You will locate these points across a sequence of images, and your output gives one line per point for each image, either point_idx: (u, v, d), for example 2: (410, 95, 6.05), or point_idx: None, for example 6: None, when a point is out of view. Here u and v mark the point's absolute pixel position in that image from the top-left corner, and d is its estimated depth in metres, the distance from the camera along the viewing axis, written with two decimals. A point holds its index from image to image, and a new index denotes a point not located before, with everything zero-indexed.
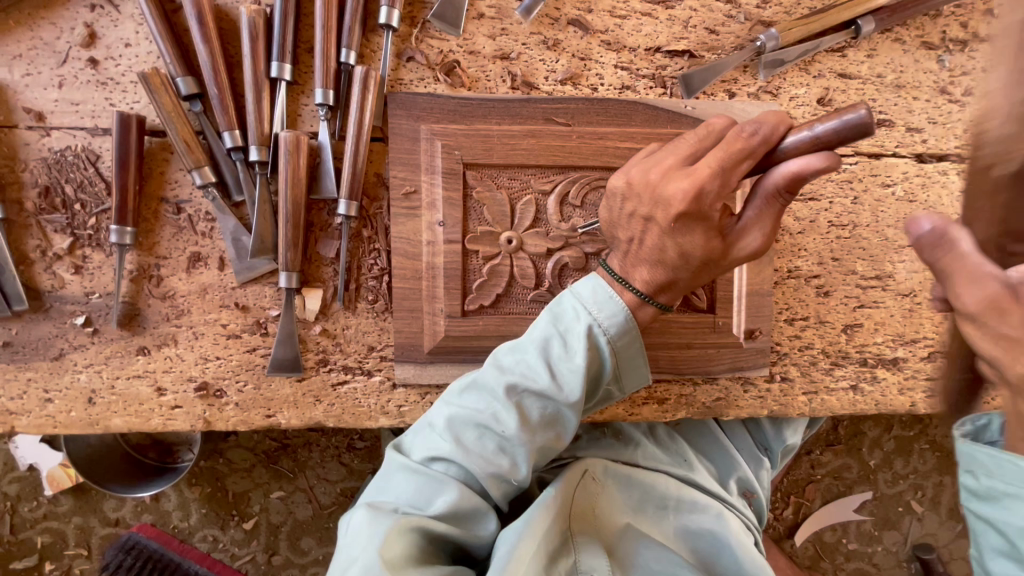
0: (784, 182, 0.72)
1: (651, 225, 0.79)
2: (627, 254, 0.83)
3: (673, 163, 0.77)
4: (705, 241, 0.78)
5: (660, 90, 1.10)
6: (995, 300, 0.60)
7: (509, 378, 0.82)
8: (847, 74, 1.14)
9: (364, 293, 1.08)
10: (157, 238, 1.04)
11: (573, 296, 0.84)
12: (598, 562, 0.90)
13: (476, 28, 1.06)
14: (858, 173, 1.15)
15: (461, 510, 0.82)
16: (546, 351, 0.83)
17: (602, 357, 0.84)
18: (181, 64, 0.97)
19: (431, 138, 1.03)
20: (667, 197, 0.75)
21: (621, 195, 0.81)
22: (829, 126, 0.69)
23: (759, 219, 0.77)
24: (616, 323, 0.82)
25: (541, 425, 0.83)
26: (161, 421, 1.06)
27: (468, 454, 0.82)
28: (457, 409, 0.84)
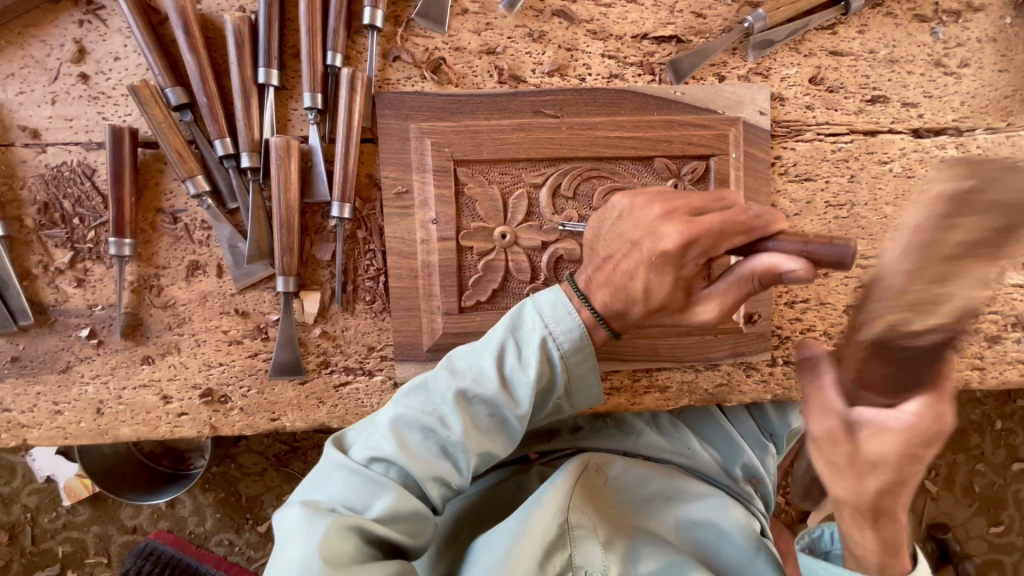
0: (760, 272, 0.77)
1: (635, 251, 0.82)
2: (600, 270, 0.87)
3: (677, 207, 0.81)
4: (671, 287, 0.81)
5: (648, 77, 1.09)
6: (831, 431, 0.79)
7: (461, 383, 0.84)
8: (839, 51, 1.12)
9: (361, 294, 1.08)
10: (155, 248, 1.05)
11: (532, 307, 0.87)
12: (594, 557, 0.93)
13: (461, 23, 1.06)
14: (854, 151, 1.14)
15: (401, 513, 0.81)
16: (499, 358, 0.85)
17: (554, 369, 0.86)
18: (170, 74, 0.98)
19: (420, 136, 1.03)
20: (660, 234, 0.79)
21: (619, 215, 0.85)
22: (821, 246, 0.73)
23: (723, 295, 0.82)
24: (571, 338, 0.84)
25: (486, 431, 0.85)
26: (169, 428, 1.08)
27: (412, 456, 0.82)
28: (404, 409, 0.85)
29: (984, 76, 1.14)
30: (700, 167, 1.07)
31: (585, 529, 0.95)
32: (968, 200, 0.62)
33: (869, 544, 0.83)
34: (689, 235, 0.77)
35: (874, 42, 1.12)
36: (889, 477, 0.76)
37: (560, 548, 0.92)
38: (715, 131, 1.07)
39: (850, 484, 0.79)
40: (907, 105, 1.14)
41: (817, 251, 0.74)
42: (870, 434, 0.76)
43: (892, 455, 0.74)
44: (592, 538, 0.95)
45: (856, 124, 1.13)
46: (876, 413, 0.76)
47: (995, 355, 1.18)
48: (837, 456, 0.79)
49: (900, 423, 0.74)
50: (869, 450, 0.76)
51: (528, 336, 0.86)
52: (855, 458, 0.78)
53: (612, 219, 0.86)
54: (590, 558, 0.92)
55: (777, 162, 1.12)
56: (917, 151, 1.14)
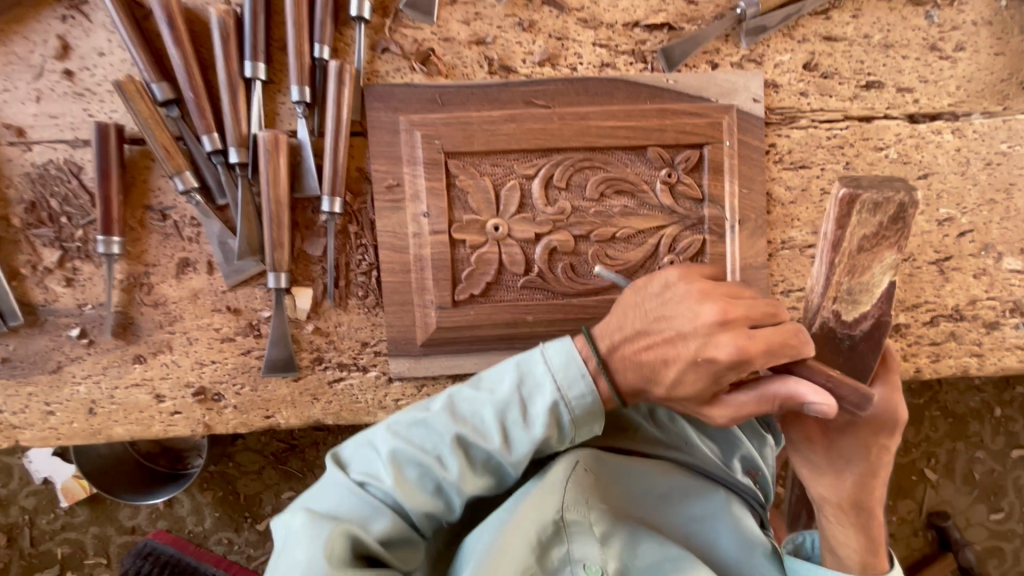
0: (784, 397, 0.76)
1: (675, 345, 0.79)
2: (628, 341, 0.83)
3: (734, 317, 0.77)
4: (704, 384, 0.78)
5: (640, 65, 1.08)
6: (808, 434, 0.87)
7: (463, 430, 0.81)
8: (833, 36, 1.11)
9: (354, 289, 1.07)
10: (145, 246, 1.04)
11: (545, 360, 0.83)
12: (590, 550, 0.94)
13: (450, 14, 1.05)
14: (849, 138, 1.13)
15: (393, 538, 0.80)
16: (505, 409, 0.81)
17: (560, 430, 0.83)
18: (155, 69, 0.97)
19: (410, 128, 1.02)
20: (715, 340, 0.76)
21: (664, 299, 0.83)
22: (845, 386, 0.75)
23: (740, 407, 0.79)
24: (582, 402, 0.81)
25: (482, 480, 0.83)
26: (162, 427, 1.07)
27: (406, 493, 0.79)
28: (403, 445, 0.81)
29: (980, 59, 1.13)
30: (694, 156, 1.06)
31: (581, 524, 0.96)
32: (857, 196, 0.69)
33: (851, 542, 0.88)
34: (744, 351, 0.75)
35: (869, 27, 1.11)
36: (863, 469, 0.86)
37: (557, 542, 0.93)
38: (708, 119, 1.06)
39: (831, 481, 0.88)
40: (902, 90, 1.12)
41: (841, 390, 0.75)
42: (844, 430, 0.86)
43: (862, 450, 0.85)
44: (588, 534, 0.95)
45: (851, 110, 1.12)
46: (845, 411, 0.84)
47: (993, 341, 1.18)
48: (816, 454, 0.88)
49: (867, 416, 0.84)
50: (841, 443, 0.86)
51: (538, 392, 0.82)
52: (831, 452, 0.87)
53: (655, 299, 0.84)
54: (586, 552, 0.94)
55: (772, 150, 1.11)
56: (913, 136, 1.13)
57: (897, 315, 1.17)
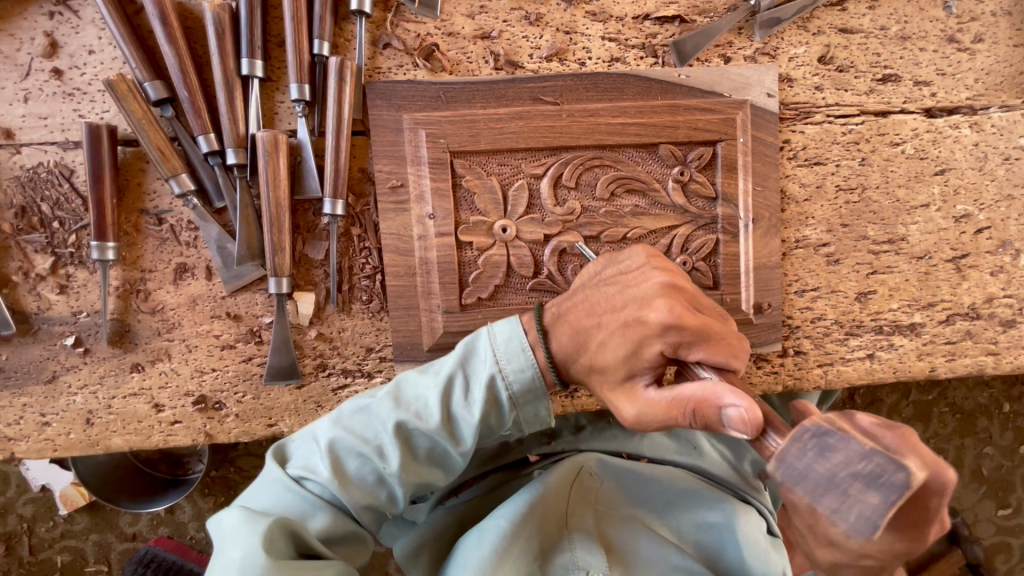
0: (697, 400, 0.71)
1: (616, 304, 0.81)
2: (575, 309, 0.84)
3: (678, 291, 0.80)
4: (624, 356, 0.78)
5: (651, 60, 1.04)
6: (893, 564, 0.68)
7: (401, 414, 0.81)
8: (849, 28, 1.07)
9: (358, 293, 1.04)
10: (141, 251, 1.00)
11: (486, 338, 0.83)
12: (594, 559, 0.92)
13: (454, 7, 1.01)
14: (865, 133, 1.10)
15: (340, 530, 0.81)
16: (443, 392, 0.82)
17: (502, 408, 0.83)
18: (149, 68, 0.93)
19: (414, 127, 0.99)
20: (648, 307, 0.78)
21: (622, 269, 0.85)
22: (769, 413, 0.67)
23: (649, 403, 0.76)
24: (522, 379, 0.81)
25: (425, 463, 0.83)
26: (162, 437, 1.04)
27: (346, 483, 0.81)
28: (344, 434, 0.82)
29: (999, 51, 1.10)
30: (707, 153, 1.03)
31: (583, 530, 0.96)
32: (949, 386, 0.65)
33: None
34: (676, 315, 0.75)
35: (885, 18, 1.08)
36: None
37: (559, 549, 0.94)
38: (722, 115, 1.03)
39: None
40: (919, 84, 1.09)
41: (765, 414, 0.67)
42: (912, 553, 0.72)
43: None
44: (591, 540, 0.94)
45: (866, 104, 1.09)
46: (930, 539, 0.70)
47: (1010, 340, 1.15)
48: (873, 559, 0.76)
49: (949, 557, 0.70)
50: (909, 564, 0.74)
51: (477, 371, 0.82)
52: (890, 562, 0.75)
53: (614, 266, 0.87)
54: (591, 560, 0.91)
55: (786, 146, 1.08)
56: (930, 131, 1.10)
57: (913, 314, 1.14)
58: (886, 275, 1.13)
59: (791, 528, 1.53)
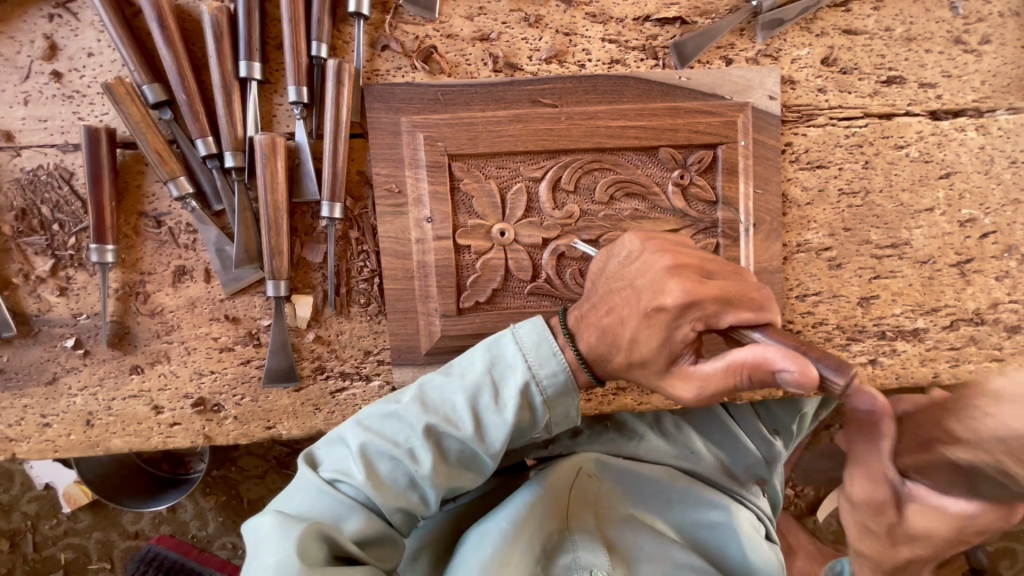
0: (749, 363, 0.72)
1: (632, 296, 0.82)
2: (593, 309, 0.86)
3: (685, 268, 0.82)
4: (659, 343, 0.80)
5: (651, 61, 1.03)
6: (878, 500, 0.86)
7: (433, 418, 0.81)
8: (853, 29, 1.06)
9: (356, 297, 1.04)
10: (140, 254, 1.01)
11: (515, 344, 0.84)
12: (597, 558, 0.92)
13: (453, 9, 1.00)
14: (869, 136, 1.08)
15: (371, 534, 0.81)
16: (473, 396, 0.82)
17: (534, 411, 0.84)
18: (147, 70, 0.93)
19: (412, 130, 0.98)
20: (663, 289, 0.79)
21: (628, 258, 0.87)
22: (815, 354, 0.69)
23: (704, 379, 0.77)
24: (554, 382, 0.82)
25: (456, 466, 0.84)
26: (162, 439, 1.05)
27: (380, 486, 0.81)
28: (375, 438, 0.82)
29: (1007, 52, 1.08)
30: (707, 157, 1.02)
31: (586, 531, 0.96)
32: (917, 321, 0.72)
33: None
34: (692, 295, 0.77)
35: (890, 19, 1.06)
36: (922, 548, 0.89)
37: (562, 550, 0.94)
38: (723, 118, 1.02)
39: (884, 546, 0.91)
40: (924, 86, 1.08)
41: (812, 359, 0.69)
42: (919, 513, 0.84)
43: (932, 529, 0.85)
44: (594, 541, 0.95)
45: (870, 107, 1.08)
46: (930, 493, 0.82)
47: (1015, 345, 1.14)
48: (880, 524, 0.88)
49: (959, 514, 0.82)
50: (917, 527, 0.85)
51: (508, 376, 0.83)
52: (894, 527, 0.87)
53: (620, 258, 0.88)
54: (594, 559, 0.92)
55: (788, 149, 1.07)
56: (935, 134, 1.09)
57: (917, 319, 1.13)
58: (889, 280, 1.12)
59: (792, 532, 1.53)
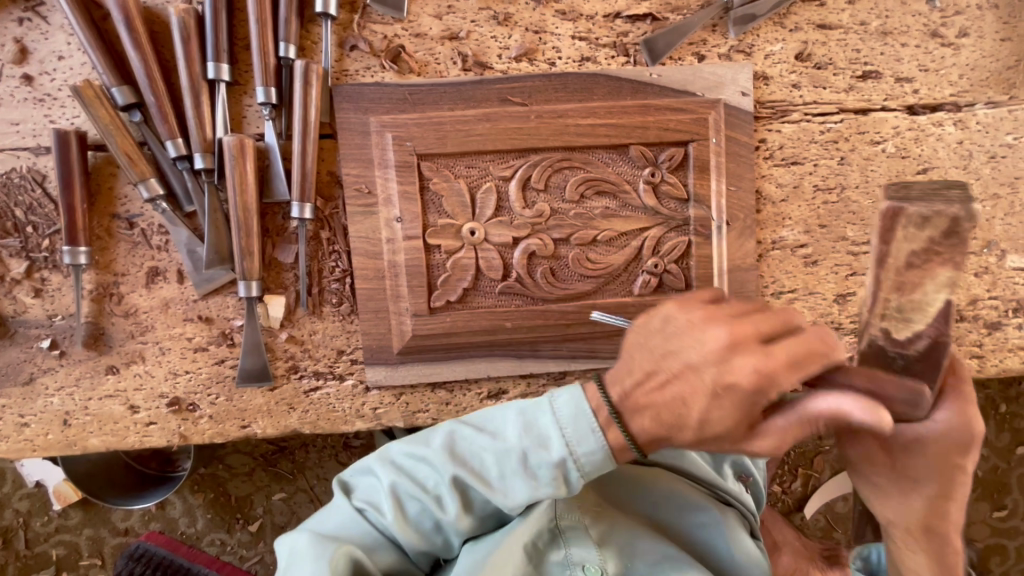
0: (826, 415, 0.66)
1: (690, 369, 0.68)
2: (640, 385, 0.72)
3: (744, 331, 0.67)
4: (732, 421, 0.68)
5: (622, 59, 1.03)
6: (869, 454, 0.78)
7: (458, 471, 0.74)
8: (828, 24, 1.05)
9: (328, 296, 1.05)
10: (113, 255, 1.01)
11: (554, 414, 0.73)
12: (589, 553, 0.87)
13: (421, 8, 1.00)
14: (844, 132, 1.07)
15: (392, 570, 0.79)
16: (504, 457, 0.73)
17: (569, 488, 0.73)
18: (116, 73, 0.93)
19: (381, 130, 0.98)
20: (732, 368, 0.66)
21: (675, 329, 0.71)
22: (887, 385, 0.65)
23: (786, 433, 0.68)
24: (593, 463, 0.70)
25: (483, 521, 0.77)
26: (138, 438, 1.06)
27: (403, 530, 0.76)
28: (404, 479, 0.77)
29: (985, 46, 1.06)
30: (678, 154, 1.01)
31: (576, 528, 0.90)
32: (903, 211, 0.58)
33: (920, 561, 0.84)
34: (767, 371, 0.65)
35: (866, 13, 1.05)
36: (932, 489, 0.78)
37: (554, 546, 0.86)
38: (693, 116, 1.01)
39: (895, 503, 0.81)
40: (901, 80, 1.06)
41: (884, 394, 0.66)
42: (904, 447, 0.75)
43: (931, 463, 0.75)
44: (584, 536, 0.89)
45: (846, 102, 1.06)
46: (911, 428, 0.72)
47: (995, 342, 1.12)
48: (879, 477, 0.79)
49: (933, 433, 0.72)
50: (906, 464, 0.76)
51: (543, 444, 0.72)
52: (895, 474, 0.78)
53: (659, 326, 0.73)
54: (586, 554, 0.87)
55: (762, 146, 1.06)
56: (912, 129, 1.08)
57: None
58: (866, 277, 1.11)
59: (778, 528, 1.52)
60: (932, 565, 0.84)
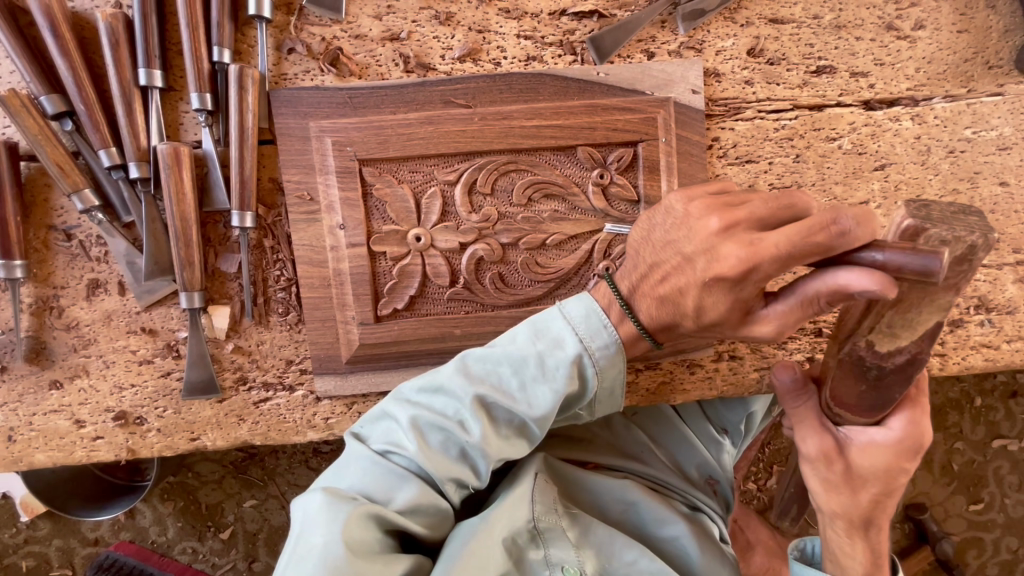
0: (826, 292, 0.67)
1: (688, 265, 0.77)
2: (645, 279, 0.83)
3: (739, 220, 0.73)
4: (727, 308, 0.76)
5: (569, 57, 1.00)
6: (826, 451, 0.79)
7: (479, 388, 0.82)
8: (779, 18, 1.02)
9: (274, 306, 1.03)
10: (52, 268, 0.99)
11: (563, 318, 0.84)
12: (567, 553, 0.94)
13: (360, 8, 0.97)
14: (799, 128, 1.05)
15: (420, 507, 0.83)
16: (523, 367, 0.82)
17: (584, 383, 0.84)
18: (43, 81, 0.91)
19: (321, 135, 0.96)
20: (719, 254, 0.72)
21: (673, 223, 0.80)
22: (901, 256, 0.60)
23: (785, 315, 0.73)
24: (606, 353, 0.83)
25: (506, 438, 0.85)
26: (85, 453, 1.04)
27: (432, 458, 0.82)
28: (425, 411, 0.84)
29: (941, 38, 1.04)
30: (627, 155, 0.99)
31: (554, 530, 0.95)
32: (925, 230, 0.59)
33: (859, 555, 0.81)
34: (751, 259, 0.69)
35: (818, 7, 1.03)
36: (876, 489, 0.78)
37: (533, 545, 0.93)
38: (641, 115, 0.99)
39: (839, 498, 0.80)
40: (856, 75, 1.04)
41: (901, 263, 0.60)
42: (859, 450, 0.77)
43: (881, 468, 0.76)
44: (563, 538, 0.95)
45: (800, 98, 1.04)
46: (864, 433, 0.78)
47: (958, 340, 1.09)
48: (831, 474, 0.79)
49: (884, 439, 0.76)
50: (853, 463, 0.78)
51: (558, 348, 0.82)
52: (845, 475, 0.78)
53: (665, 225, 0.81)
54: (564, 554, 0.93)
55: (714, 144, 1.04)
56: (868, 124, 1.05)
57: None
58: None
59: (751, 527, 1.51)
60: (869, 557, 0.81)
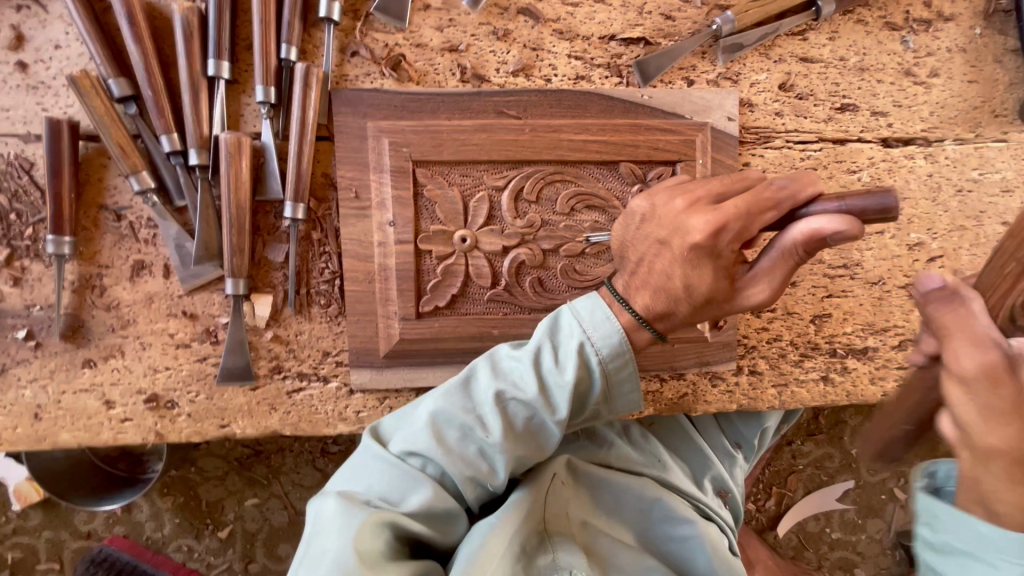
0: (802, 241, 0.72)
1: (665, 249, 0.79)
2: (634, 274, 0.84)
3: None
4: (713, 278, 0.77)
5: (615, 79, 1.06)
6: None
7: (497, 385, 0.85)
8: (810, 57, 1.10)
9: (316, 297, 1.05)
10: (98, 247, 1.01)
11: (570, 313, 0.86)
12: (577, 560, 0.92)
13: (422, 20, 1.03)
14: (823, 159, 1.12)
15: (434, 510, 0.85)
16: (538, 362, 0.85)
17: (592, 375, 0.85)
18: (114, 65, 0.94)
19: (378, 135, 1.00)
20: (687, 227, 0.75)
21: (642, 217, 0.83)
22: (861, 199, 0.70)
23: (770, 272, 0.76)
24: (609, 343, 0.83)
25: (523, 435, 0.86)
26: (111, 435, 1.03)
27: (448, 455, 0.84)
28: (442, 410, 0.87)
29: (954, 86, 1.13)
30: (666, 172, 1.05)
31: (562, 534, 0.97)
32: None
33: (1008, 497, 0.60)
34: (717, 222, 0.73)
35: (845, 49, 1.11)
36: None
37: (542, 550, 0.93)
38: (681, 136, 1.05)
39: None
40: (876, 114, 1.12)
41: (861, 206, 0.70)
42: (964, 373, 0.57)
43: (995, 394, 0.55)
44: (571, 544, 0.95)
45: (825, 132, 1.12)
46: (964, 348, 0.58)
47: None
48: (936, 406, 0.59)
49: (990, 354, 0.56)
50: (968, 391, 0.57)
51: (566, 341, 0.85)
52: None
53: (635, 223, 0.84)
54: (573, 560, 0.92)
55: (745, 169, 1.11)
56: (886, 160, 1.13)
57: (867, 339, 1.17)
58: (841, 299, 1.16)
59: (751, 545, 1.54)
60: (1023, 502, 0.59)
